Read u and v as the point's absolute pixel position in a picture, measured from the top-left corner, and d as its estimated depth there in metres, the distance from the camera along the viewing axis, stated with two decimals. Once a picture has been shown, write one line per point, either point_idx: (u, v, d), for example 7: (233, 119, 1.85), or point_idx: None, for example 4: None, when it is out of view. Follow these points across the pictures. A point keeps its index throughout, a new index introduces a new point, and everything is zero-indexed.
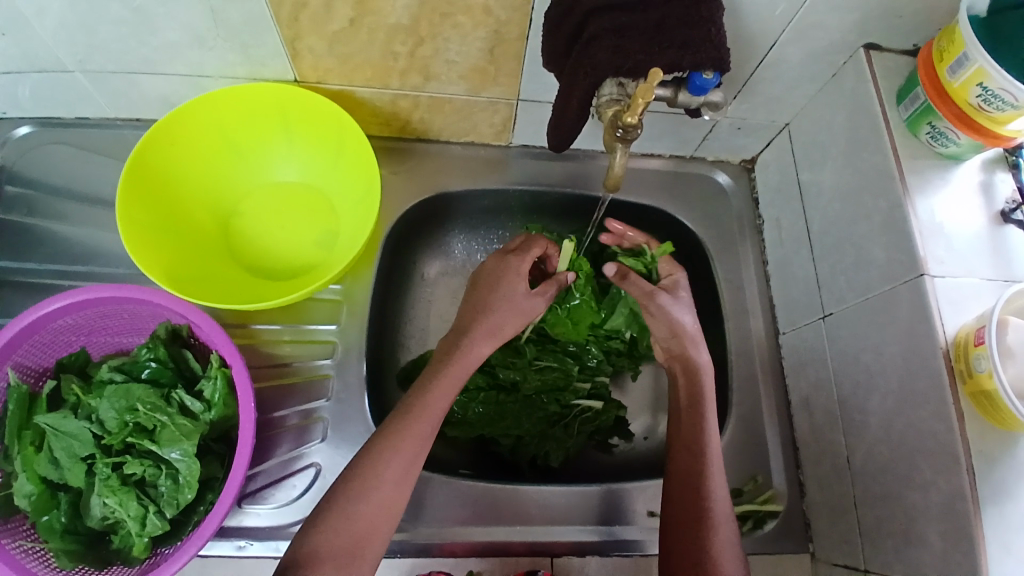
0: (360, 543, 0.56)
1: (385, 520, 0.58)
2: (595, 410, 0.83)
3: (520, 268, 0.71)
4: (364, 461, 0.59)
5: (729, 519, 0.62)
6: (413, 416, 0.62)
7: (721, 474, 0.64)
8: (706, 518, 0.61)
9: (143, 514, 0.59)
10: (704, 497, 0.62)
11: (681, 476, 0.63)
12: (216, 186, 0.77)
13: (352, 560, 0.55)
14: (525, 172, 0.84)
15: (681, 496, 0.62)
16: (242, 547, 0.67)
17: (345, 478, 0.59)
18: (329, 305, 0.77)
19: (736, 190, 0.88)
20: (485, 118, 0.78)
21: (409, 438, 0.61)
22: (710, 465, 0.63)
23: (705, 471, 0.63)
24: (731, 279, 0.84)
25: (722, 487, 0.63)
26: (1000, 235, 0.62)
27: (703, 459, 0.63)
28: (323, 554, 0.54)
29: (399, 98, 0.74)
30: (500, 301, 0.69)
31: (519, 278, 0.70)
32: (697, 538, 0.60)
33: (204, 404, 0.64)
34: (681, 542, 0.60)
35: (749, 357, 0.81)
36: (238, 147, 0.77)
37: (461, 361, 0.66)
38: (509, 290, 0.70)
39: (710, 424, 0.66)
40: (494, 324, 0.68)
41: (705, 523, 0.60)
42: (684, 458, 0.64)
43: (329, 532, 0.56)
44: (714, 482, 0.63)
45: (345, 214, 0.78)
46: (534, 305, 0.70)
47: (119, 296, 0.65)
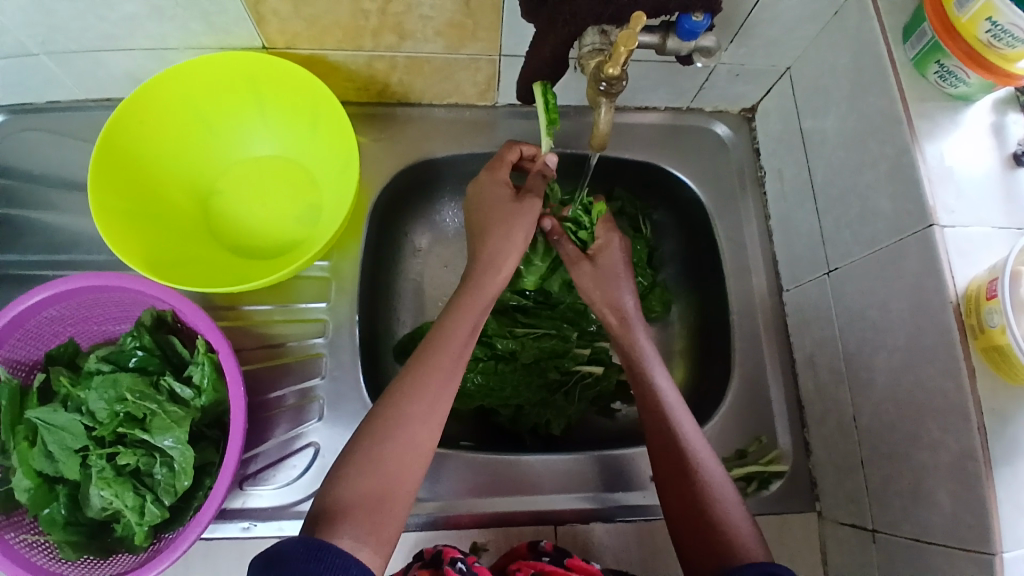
0: (390, 489, 0.52)
1: (414, 463, 0.54)
2: (595, 376, 0.82)
3: (498, 180, 0.69)
4: (387, 406, 0.56)
5: (716, 463, 0.61)
6: (430, 354, 0.58)
7: (690, 419, 0.63)
8: (689, 469, 0.60)
9: (140, 503, 0.59)
10: (682, 447, 0.61)
11: (654, 432, 0.63)
12: (193, 165, 0.74)
13: (381, 507, 0.51)
14: (513, 132, 0.81)
15: (663, 453, 0.61)
16: (246, 528, 0.67)
17: (370, 421, 0.55)
18: (317, 283, 0.75)
19: (736, 142, 0.84)
20: (467, 77, 0.74)
21: (432, 380, 0.57)
22: (671, 410, 0.63)
23: (674, 425, 0.62)
24: (732, 235, 0.81)
25: (700, 440, 0.62)
26: (1013, 180, 0.59)
27: (664, 408, 0.63)
28: (349, 502, 0.50)
29: (375, 60, 0.70)
30: (500, 221, 0.66)
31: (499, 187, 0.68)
32: (688, 492, 0.59)
33: (194, 390, 0.63)
34: (676, 499, 0.59)
35: (752, 315, 0.79)
36: (211, 123, 0.74)
37: (476, 289, 0.63)
38: (499, 204, 0.67)
39: (659, 376, 0.66)
40: (495, 247, 0.65)
41: (696, 476, 0.59)
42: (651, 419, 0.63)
43: (356, 475, 0.52)
44: (690, 433, 0.62)
45: (327, 186, 0.75)
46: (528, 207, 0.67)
47: (101, 285, 0.63)
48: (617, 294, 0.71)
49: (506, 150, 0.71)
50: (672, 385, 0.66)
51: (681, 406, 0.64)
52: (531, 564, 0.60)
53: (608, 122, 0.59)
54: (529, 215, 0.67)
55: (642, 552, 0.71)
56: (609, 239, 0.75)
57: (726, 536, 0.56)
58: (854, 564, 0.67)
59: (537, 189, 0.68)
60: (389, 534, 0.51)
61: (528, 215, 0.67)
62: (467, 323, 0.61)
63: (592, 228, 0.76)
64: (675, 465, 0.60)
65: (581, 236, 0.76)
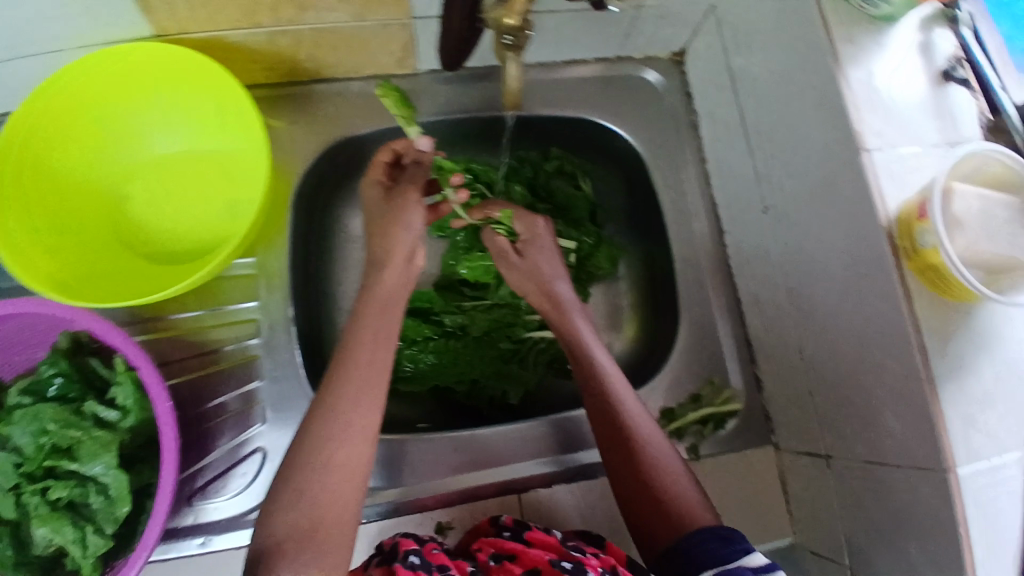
0: (327, 511, 0.50)
1: (349, 484, 0.51)
2: (548, 339, 0.82)
3: (373, 181, 0.67)
4: (312, 430, 0.53)
5: (661, 440, 0.63)
6: (344, 378, 0.55)
7: (631, 395, 0.65)
8: (639, 446, 0.61)
9: (81, 535, 0.57)
10: (627, 426, 0.62)
11: (600, 417, 0.64)
12: (95, 168, 0.69)
13: (321, 530, 0.49)
14: (438, 101, 0.77)
15: (609, 435, 0.63)
16: (204, 544, 0.64)
17: (294, 451, 0.52)
18: (243, 282, 0.70)
19: (667, 88, 0.81)
20: (381, 45, 0.69)
21: (348, 393, 0.54)
22: (614, 390, 0.64)
23: (620, 407, 0.63)
24: (670, 183, 0.79)
25: (646, 417, 0.64)
26: (944, 97, 0.58)
27: (608, 389, 0.64)
28: (289, 531, 0.48)
29: (278, 36, 0.65)
30: (380, 222, 0.64)
31: (374, 187, 0.66)
32: (637, 471, 0.61)
33: (120, 412, 0.60)
34: (626, 478, 0.61)
35: (695, 262, 0.78)
36: (108, 120, 0.68)
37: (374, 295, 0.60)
38: (376, 207, 0.65)
39: (601, 358, 0.67)
40: (380, 252, 0.63)
41: (643, 453, 0.61)
42: (596, 402, 0.64)
43: (289, 509, 0.49)
44: (634, 412, 0.63)
45: (241, 176, 0.70)
46: (407, 197, 0.65)
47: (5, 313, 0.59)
48: (549, 281, 0.71)
49: (379, 151, 0.67)
50: (614, 365, 0.66)
51: (625, 385, 0.65)
52: (490, 543, 0.60)
53: (519, 80, 0.56)
54: (410, 207, 0.64)
55: (609, 509, 0.71)
56: (532, 232, 0.73)
57: (677, 509, 0.58)
58: (812, 493, 0.68)
59: (413, 181, 0.66)
60: (337, 561, 0.49)
61: (404, 207, 0.64)
62: (373, 332, 0.58)
63: (510, 223, 0.74)
64: (623, 443, 0.62)
65: (502, 232, 0.74)
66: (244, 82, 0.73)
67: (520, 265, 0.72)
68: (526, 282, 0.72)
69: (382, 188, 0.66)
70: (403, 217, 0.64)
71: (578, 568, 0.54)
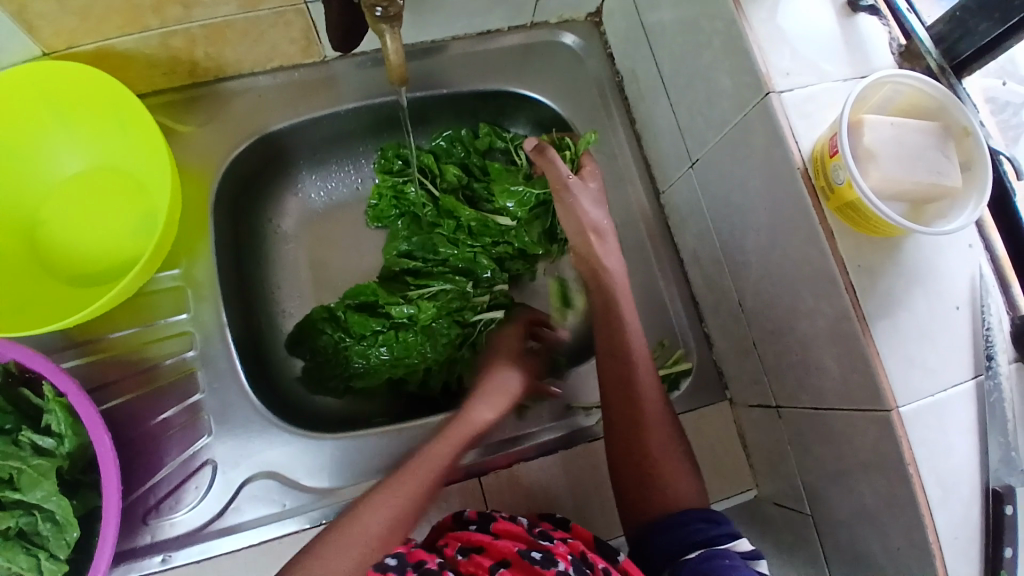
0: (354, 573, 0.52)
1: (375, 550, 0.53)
2: (499, 320, 0.80)
3: (509, 343, 0.73)
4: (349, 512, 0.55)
5: (668, 418, 0.62)
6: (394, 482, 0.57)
7: (649, 368, 0.63)
8: (644, 422, 0.61)
9: (36, 563, 0.56)
10: (637, 400, 0.61)
11: (615, 384, 0.63)
12: (4, 196, 0.67)
13: None
14: (354, 87, 0.76)
15: (619, 405, 0.62)
16: (166, 560, 0.62)
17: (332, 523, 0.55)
18: (171, 295, 0.69)
19: (588, 50, 0.80)
20: (281, 35, 0.68)
21: (391, 487, 0.57)
22: (636, 363, 0.62)
23: (637, 381, 0.62)
24: (602, 148, 0.79)
25: (659, 393, 0.62)
26: (852, 26, 0.57)
27: (629, 360, 0.63)
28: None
29: (169, 38, 0.64)
30: (485, 387, 0.68)
31: (501, 372, 0.69)
32: (637, 446, 0.61)
33: (56, 438, 0.59)
34: (623, 449, 0.61)
35: (634, 225, 0.76)
36: (12, 146, 0.66)
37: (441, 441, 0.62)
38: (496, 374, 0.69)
39: (631, 325, 0.64)
40: (497, 386, 0.68)
41: (646, 431, 0.61)
42: (613, 367, 0.63)
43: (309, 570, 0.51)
44: (649, 388, 0.62)
45: (155, 189, 0.69)
46: (513, 386, 0.69)
47: None
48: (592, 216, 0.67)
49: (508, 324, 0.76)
50: (640, 333, 0.64)
51: (646, 358, 0.63)
52: (457, 538, 0.59)
53: (399, 52, 0.54)
54: (511, 373, 0.69)
55: None
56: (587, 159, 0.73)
57: (666, 489, 0.59)
58: (769, 442, 0.68)
59: (536, 364, 0.74)
60: None
61: (509, 381, 0.69)
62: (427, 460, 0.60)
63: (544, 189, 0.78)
64: (631, 416, 0.61)
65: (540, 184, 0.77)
66: (139, 91, 0.71)
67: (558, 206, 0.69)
68: (568, 219, 0.68)
69: (511, 362, 0.71)
70: (500, 381, 0.68)
71: (547, 559, 0.52)
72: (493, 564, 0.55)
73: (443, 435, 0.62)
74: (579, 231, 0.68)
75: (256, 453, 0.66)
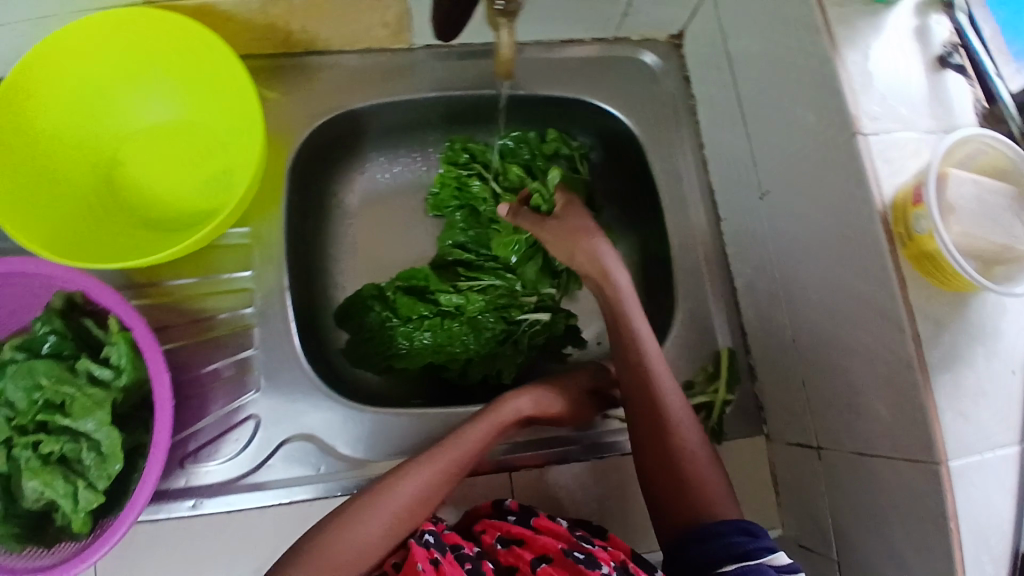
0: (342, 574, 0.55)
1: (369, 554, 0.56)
2: (543, 322, 0.80)
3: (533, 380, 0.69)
4: (349, 506, 0.58)
5: (692, 422, 0.63)
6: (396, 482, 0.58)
7: (669, 375, 0.64)
8: (670, 428, 0.62)
9: (73, 490, 0.57)
10: (660, 408, 0.63)
11: (635, 390, 0.64)
12: (88, 134, 0.69)
13: None
14: (433, 77, 0.78)
15: (639, 412, 0.63)
16: (195, 506, 0.64)
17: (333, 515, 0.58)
18: (237, 251, 0.71)
19: (666, 71, 0.82)
20: (372, 19, 0.71)
21: (393, 488, 0.58)
22: (654, 371, 0.64)
23: (656, 388, 0.63)
24: (668, 168, 0.80)
25: (681, 399, 0.64)
26: (941, 82, 0.58)
27: (647, 367, 0.64)
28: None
29: (269, 5, 0.66)
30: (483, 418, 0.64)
31: (511, 405, 0.65)
32: (664, 449, 0.62)
33: (113, 371, 0.60)
34: (650, 453, 0.62)
35: (691, 248, 0.77)
36: (103, 87, 0.69)
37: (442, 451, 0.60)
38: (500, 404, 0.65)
39: (644, 336, 0.65)
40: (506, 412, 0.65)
41: (674, 434, 0.62)
42: (631, 375, 0.64)
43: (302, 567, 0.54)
44: (672, 396, 0.63)
45: (230, 146, 0.72)
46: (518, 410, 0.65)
47: (11, 271, 0.61)
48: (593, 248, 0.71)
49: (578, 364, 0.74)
50: (654, 343, 0.65)
51: (664, 367, 0.64)
52: (496, 526, 0.60)
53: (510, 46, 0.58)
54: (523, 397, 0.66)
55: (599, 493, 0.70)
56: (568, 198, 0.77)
57: (699, 494, 0.60)
58: (802, 480, 0.68)
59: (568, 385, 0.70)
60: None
61: (517, 406, 0.66)
62: (427, 467, 0.59)
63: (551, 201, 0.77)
64: (655, 422, 0.62)
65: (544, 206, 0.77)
66: None
67: (557, 224, 0.73)
68: (563, 245, 0.73)
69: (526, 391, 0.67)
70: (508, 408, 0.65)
71: (592, 560, 0.54)
72: (533, 558, 0.57)
73: (438, 456, 0.60)
74: (573, 252, 0.72)
75: (298, 416, 0.67)
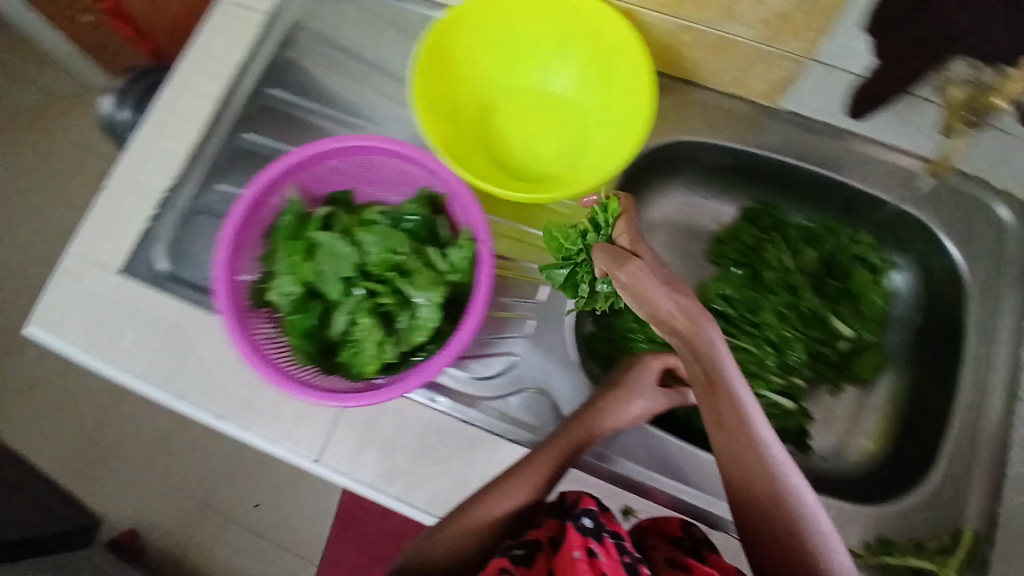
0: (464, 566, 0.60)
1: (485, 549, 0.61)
2: (783, 410, 0.76)
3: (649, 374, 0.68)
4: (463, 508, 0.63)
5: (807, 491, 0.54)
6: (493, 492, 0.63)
7: (776, 440, 0.56)
8: (779, 497, 0.53)
9: (382, 343, 0.64)
10: (765, 475, 0.54)
11: (728, 454, 0.56)
12: (482, 82, 0.74)
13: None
14: (777, 137, 0.76)
15: (734, 477, 0.55)
16: (435, 400, 0.72)
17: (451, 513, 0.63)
18: (558, 219, 0.76)
19: (1013, 228, 0.73)
20: (761, 72, 0.69)
21: (492, 496, 0.62)
22: (759, 434, 0.55)
23: (761, 451, 0.55)
24: (985, 326, 0.72)
25: (792, 467, 0.55)
26: None
27: (748, 430, 0.55)
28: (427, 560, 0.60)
29: (684, 31, 0.67)
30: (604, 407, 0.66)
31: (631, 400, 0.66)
32: (772, 518, 0.53)
33: (448, 266, 0.66)
34: (759, 526, 0.53)
35: (976, 414, 0.70)
36: (514, 46, 0.73)
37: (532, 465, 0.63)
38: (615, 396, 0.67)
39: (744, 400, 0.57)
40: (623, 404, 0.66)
41: (788, 504, 0.53)
42: (721, 435, 0.56)
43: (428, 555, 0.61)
44: (780, 463, 0.55)
45: (594, 139, 0.73)
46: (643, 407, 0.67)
47: (402, 153, 0.68)
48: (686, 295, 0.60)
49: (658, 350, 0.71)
50: (753, 402, 0.57)
51: (765, 429, 0.56)
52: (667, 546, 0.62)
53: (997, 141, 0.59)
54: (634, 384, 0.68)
55: None
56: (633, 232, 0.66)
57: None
58: None
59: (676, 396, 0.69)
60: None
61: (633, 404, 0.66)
62: (521, 482, 0.63)
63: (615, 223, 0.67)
64: (756, 491, 0.54)
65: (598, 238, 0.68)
66: None
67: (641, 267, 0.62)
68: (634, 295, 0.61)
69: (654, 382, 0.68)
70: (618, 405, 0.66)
71: None
72: None
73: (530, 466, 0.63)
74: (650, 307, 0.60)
75: (545, 373, 0.74)
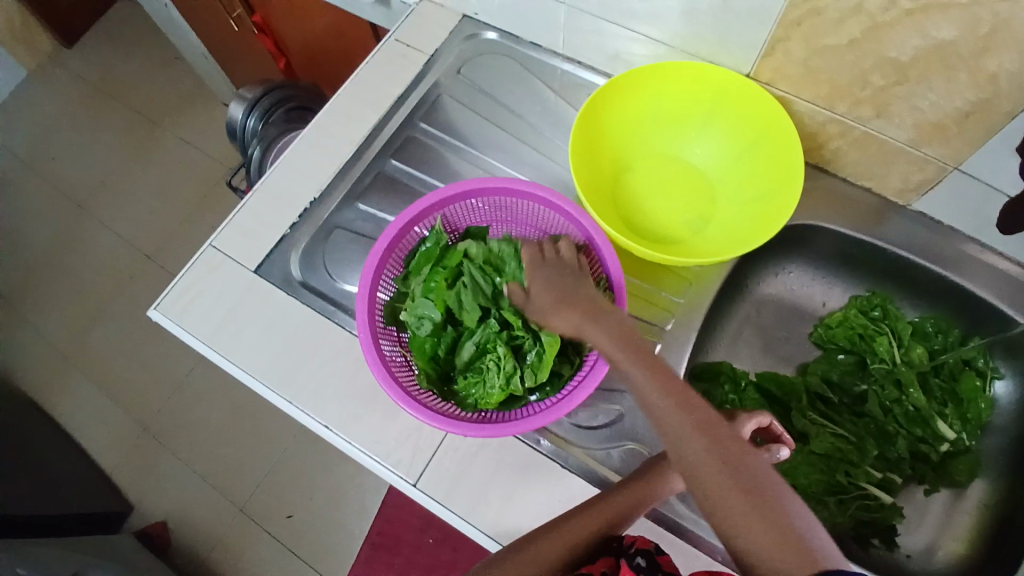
0: None
1: None
2: (880, 502, 0.74)
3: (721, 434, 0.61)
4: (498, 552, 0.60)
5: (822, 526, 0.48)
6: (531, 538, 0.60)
7: (785, 485, 0.49)
8: (787, 518, 0.47)
9: (510, 374, 0.67)
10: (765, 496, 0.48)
11: (727, 494, 0.49)
12: (628, 145, 0.79)
13: None
14: (904, 235, 0.78)
15: (736, 513, 0.48)
16: (539, 443, 0.70)
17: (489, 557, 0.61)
18: (675, 278, 0.78)
19: None
20: (904, 171, 0.73)
21: (529, 541, 0.60)
22: (757, 472, 0.49)
23: (762, 482, 0.49)
24: None
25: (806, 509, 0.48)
26: None
27: (741, 470, 0.49)
28: None
29: (832, 122, 0.72)
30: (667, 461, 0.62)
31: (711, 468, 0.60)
32: (783, 539, 0.46)
33: None
34: (770, 553, 0.46)
35: None
36: (663, 116, 0.78)
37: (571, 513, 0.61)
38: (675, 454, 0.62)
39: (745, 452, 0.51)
40: None
41: (798, 526, 0.47)
42: (719, 477, 0.50)
43: None
44: (789, 500, 0.48)
45: (725, 212, 0.77)
46: None
47: (548, 199, 0.70)
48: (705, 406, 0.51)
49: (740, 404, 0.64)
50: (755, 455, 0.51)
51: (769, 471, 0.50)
52: None
53: None
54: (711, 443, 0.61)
55: None
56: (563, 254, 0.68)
57: None
58: None
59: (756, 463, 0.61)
60: None
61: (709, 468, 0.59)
62: (559, 528, 0.60)
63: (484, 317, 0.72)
64: (754, 509, 0.47)
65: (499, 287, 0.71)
66: None
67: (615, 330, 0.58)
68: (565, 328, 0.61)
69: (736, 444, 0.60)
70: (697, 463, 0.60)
71: None
72: None
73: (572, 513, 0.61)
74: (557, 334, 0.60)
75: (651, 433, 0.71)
